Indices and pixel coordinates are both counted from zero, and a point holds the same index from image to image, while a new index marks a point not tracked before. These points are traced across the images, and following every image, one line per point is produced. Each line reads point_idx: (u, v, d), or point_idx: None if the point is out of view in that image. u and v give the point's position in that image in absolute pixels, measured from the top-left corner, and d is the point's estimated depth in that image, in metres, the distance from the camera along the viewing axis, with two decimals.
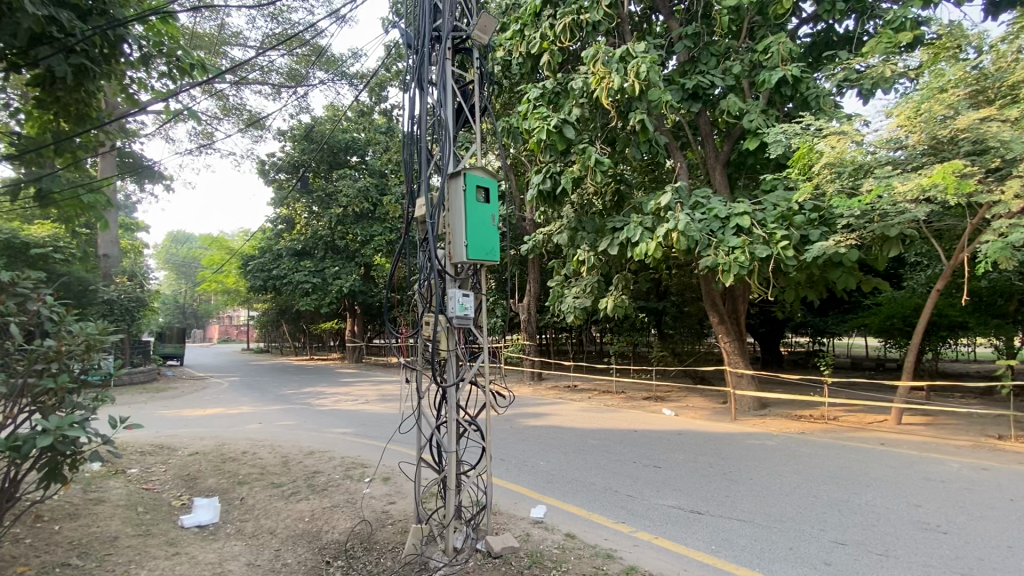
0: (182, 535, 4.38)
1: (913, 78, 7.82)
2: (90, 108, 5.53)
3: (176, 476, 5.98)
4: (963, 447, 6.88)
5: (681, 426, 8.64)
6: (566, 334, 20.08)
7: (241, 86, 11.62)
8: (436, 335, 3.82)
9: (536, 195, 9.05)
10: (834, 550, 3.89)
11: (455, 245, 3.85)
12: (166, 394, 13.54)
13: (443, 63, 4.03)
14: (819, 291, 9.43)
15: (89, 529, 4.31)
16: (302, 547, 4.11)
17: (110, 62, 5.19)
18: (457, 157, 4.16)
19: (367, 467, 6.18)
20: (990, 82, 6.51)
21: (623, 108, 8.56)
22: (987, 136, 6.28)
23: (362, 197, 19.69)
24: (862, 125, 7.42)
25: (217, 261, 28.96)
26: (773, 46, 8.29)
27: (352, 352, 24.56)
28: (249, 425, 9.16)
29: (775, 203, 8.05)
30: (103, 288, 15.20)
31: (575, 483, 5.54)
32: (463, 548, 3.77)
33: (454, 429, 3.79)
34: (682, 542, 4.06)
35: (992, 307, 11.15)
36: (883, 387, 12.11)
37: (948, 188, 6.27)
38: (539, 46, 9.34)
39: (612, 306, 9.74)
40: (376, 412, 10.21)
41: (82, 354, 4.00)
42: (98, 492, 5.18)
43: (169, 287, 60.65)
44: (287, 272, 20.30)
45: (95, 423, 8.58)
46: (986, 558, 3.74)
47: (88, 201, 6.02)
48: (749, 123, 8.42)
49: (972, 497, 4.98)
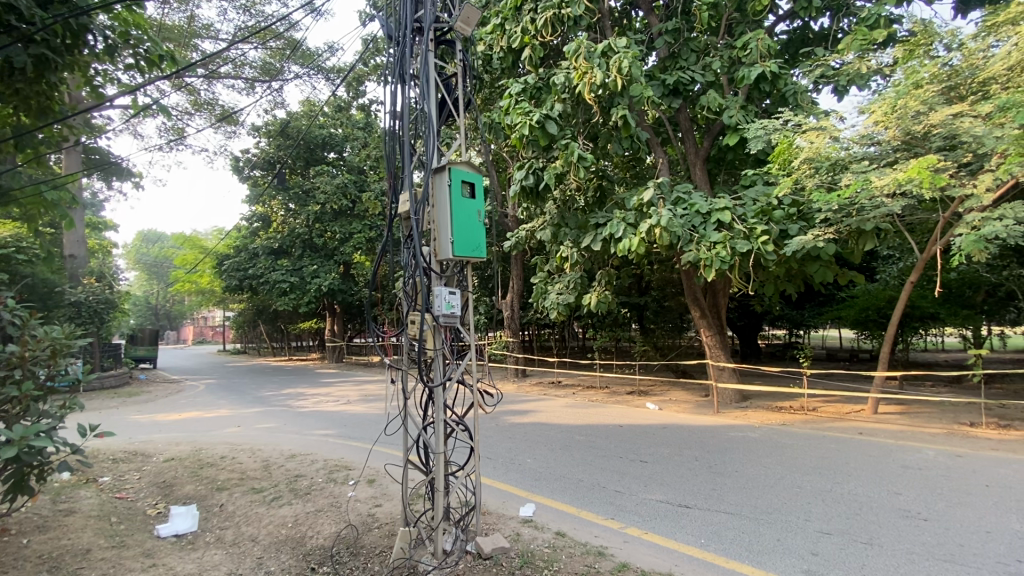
0: (158, 546, 4.21)
1: (886, 75, 8.03)
2: (54, 102, 5.26)
3: (151, 484, 5.77)
4: (936, 435, 7.08)
5: (665, 419, 8.72)
6: (549, 330, 20.07)
7: (213, 80, 11.27)
8: (422, 334, 3.72)
9: (518, 191, 8.99)
10: (820, 540, 3.93)
11: (440, 242, 3.75)
12: (138, 398, 13.13)
13: (425, 57, 3.94)
14: (797, 285, 9.60)
15: (59, 542, 4.12)
16: (285, 554, 4.00)
17: (72, 54, 4.96)
18: (439, 152, 4.07)
19: (351, 469, 6.06)
20: (962, 78, 6.69)
21: (605, 104, 8.54)
22: (960, 131, 6.43)
23: (340, 193, 19.37)
24: (838, 121, 7.56)
25: (189, 261, 28.23)
26: (752, 42, 8.37)
27: (331, 352, 24.06)
28: (227, 429, 8.92)
29: (754, 198, 8.15)
30: (69, 290, 14.60)
31: (564, 480, 5.51)
32: (453, 550, 3.71)
33: (441, 429, 3.71)
34: (671, 537, 4.05)
35: (961, 298, 11.54)
36: (859, 377, 12.39)
37: (923, 182, 6.38)
38: (519, 39, 9.18)
39: (594, 302, 9.74)
40: (358, 413, 10.03)
41: (49, 360, 3.82)
42: (69, 502, 4.95)
43: (139, 287, 58.87)
44: (263, 271, 19.87)
45: (63, 430, 8.27)
46: (967, 544, 3.83)
47: (51, 198, 5.77)
48: (729, 119, 8.48)
49: (949, 483, 5.12)
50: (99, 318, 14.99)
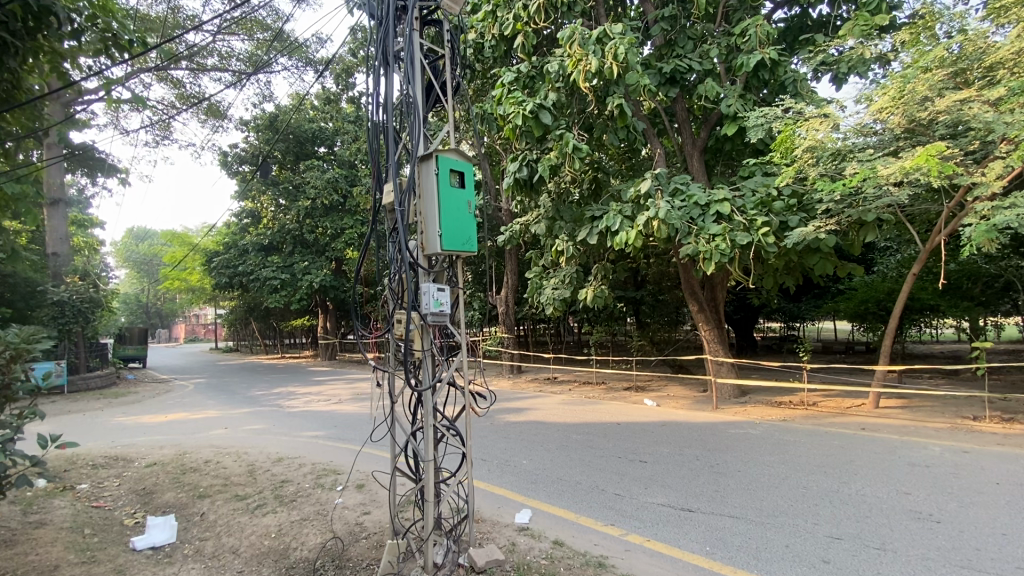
0: (132, 561, 3.95)
1: (887, 62, 7.88)
2: (18, 90, 4.95)
3: (130, 492, 5.52)
4: (940, 430, 6.92)
5: (664, 416, 8.53)
6: (544, 325, 19.92)
7: (196, 72, 10.94)
8: (409, 334, 3.47)
9: (512, 183, 8.76)
10: (831, 545, 3.75)
11: (428, 235, 3.51)
12: (124, 399, 12.82)
13: (409, 36, 3.66)
14: (796, 277, 9.43)
15: (25, 558, 3.85)
16: (267, 567, 3.78)
17: (33, 38, 4.66)
18: (426, 140, 3.84)
19: (339, 473, 5.83)
20: (968, 63, 6.48)
21: (600, 93, 8.30)
22: (968, 117, 6.25)
23: (331, 188, 19.00)
24: (840, 109, 7.36)
25: (178, 258, 27.79)
26: (750, 29, 8.11)
27: (325, 350, 23.93)
28: (214, 431, 8.66)
29: (753, 189, 7.94)
30: (53, 289, 14.21)
31: (561, 482, 5.31)
32: (444, 564, 3.46)
33: (431, 435, 3.47)
34: (675, 544, 3.85)
35: (960, 290, 11.39)
36: (857, 371, 12.26)
37: (931, 170, 6.21)
38: (512, 27, 8.88)
39: (590, 297, 9.52)
40: (349, 413, 9.78)
41: (5, 366, 3.55)
42: (40, 513, 4.69)
43: (129, 285, 58.09)
44: (253, 268, 19.54)
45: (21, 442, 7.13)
46: (984, 548, 3.65)
47: (14, 192, 5.54)
48: (727, 108, 8.26)
49: (959, 481, 4.96)
50: (83, 317, 14.61)
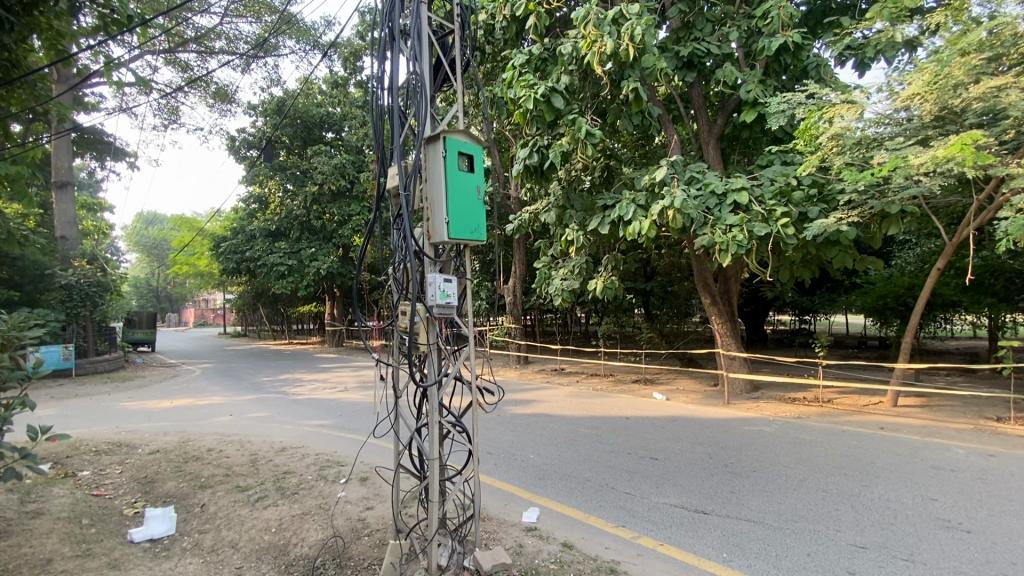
0: (128, 555, 3.84)
1: (916, 46, 7.54)
2: (17, 68, 4.76)
3: (131, 480, 5.43)
4: (962, 431, 6.67)
5: (674, 411, 8.33)
6: (551, 315, 19.76)
7: (201, 52, 10.70)
8: (413, 328, 3.27)
9: (522, 170, 8.47)
10: (855, 555, 3.56)
11: (434, 222, 3.31)
12: (131, 383, 12.84)
13: (416, 8, 3.41)
14: (813, 270, 9.14)
15: (20, 551, 3.76)
16: (266, 564, 3.66)
17: (29, 14, 4.46)
18: (434, 122, 3.62)
19: (343, 465, 5.71)
20: (1008, 47, 6.06)
21: (615, 76, 7.99)
22: (1005, 104, 5.92)
23: (338, 174, 18.80)
24: (867, 95, 7.00)
25: (185, 242, 27.75)
26: (773, 11, 7.72)
27: (332, 336, 24.04)
28: (218, 418, 8.59)
29: (773, 178, 7.64)
30: (60, 272, 14.11)
31: (569, 479, 5.15)
32: (448, 566, 3.31)
33: (436, 432, 3.30)
34: (691, 550, 3.68)
35: (983, 286, 11.12)
36: (871, 367, 11.97)
37: (965, 160, 5.88)
38: (524, 7, 8.56)
39: (600, 288, 9.27)
40: (355, 402, 9.70)
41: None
42: (38, 502, 4.61)
43: (140, 268, 59.12)
44: (261, 254, 19.47)
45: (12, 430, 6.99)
46: (1019, 562, 3.44)
47: (8, 174, 5.28)
48: (746, 94, 7.95)
49: (987, 487, 4.74)
50: (91, 301, 14.66)
